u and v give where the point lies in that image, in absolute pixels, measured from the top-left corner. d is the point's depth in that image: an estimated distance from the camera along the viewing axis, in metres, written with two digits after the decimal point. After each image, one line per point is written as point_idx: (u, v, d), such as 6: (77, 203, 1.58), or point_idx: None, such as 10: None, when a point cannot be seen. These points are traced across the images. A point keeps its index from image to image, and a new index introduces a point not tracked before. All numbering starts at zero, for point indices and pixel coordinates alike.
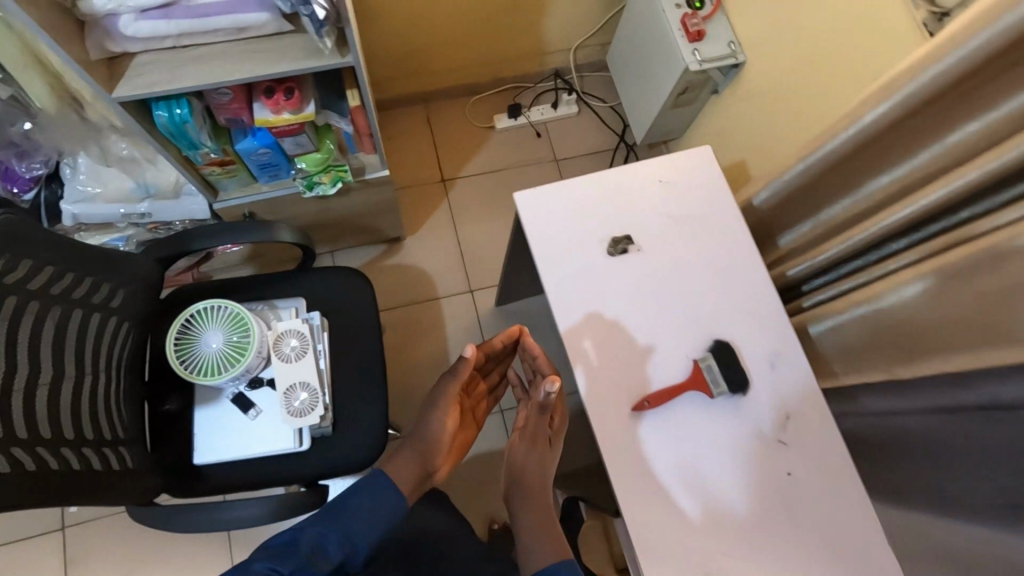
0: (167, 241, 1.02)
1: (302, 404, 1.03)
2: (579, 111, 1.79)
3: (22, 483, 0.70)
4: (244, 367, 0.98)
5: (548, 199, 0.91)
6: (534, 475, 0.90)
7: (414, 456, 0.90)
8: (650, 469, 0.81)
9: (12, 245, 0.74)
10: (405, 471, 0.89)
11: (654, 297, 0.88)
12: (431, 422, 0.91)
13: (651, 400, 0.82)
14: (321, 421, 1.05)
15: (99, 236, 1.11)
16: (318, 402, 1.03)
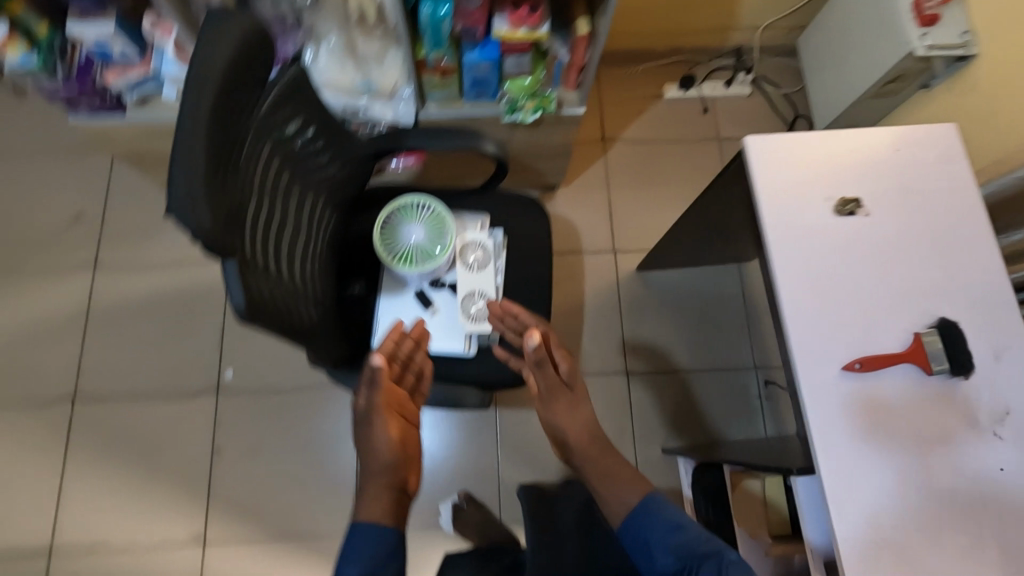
0: (385, 134, 1.05)
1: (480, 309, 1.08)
2: (750, 93, 1.74)
3: (276, 310, 0.75)
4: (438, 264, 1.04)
5: (778, 146, 0.89)
6: (569, 414, 0.94)
7: (382, 488, 0.80)
8: (853, 432, 0.78)
9: (287, 96, 0.79)
10: (377, 508, 0.78)
11: (876, 264, 0.85)
12: (369, 443, 0.83)
13: (865, 362, 0.79)
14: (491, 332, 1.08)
15: None
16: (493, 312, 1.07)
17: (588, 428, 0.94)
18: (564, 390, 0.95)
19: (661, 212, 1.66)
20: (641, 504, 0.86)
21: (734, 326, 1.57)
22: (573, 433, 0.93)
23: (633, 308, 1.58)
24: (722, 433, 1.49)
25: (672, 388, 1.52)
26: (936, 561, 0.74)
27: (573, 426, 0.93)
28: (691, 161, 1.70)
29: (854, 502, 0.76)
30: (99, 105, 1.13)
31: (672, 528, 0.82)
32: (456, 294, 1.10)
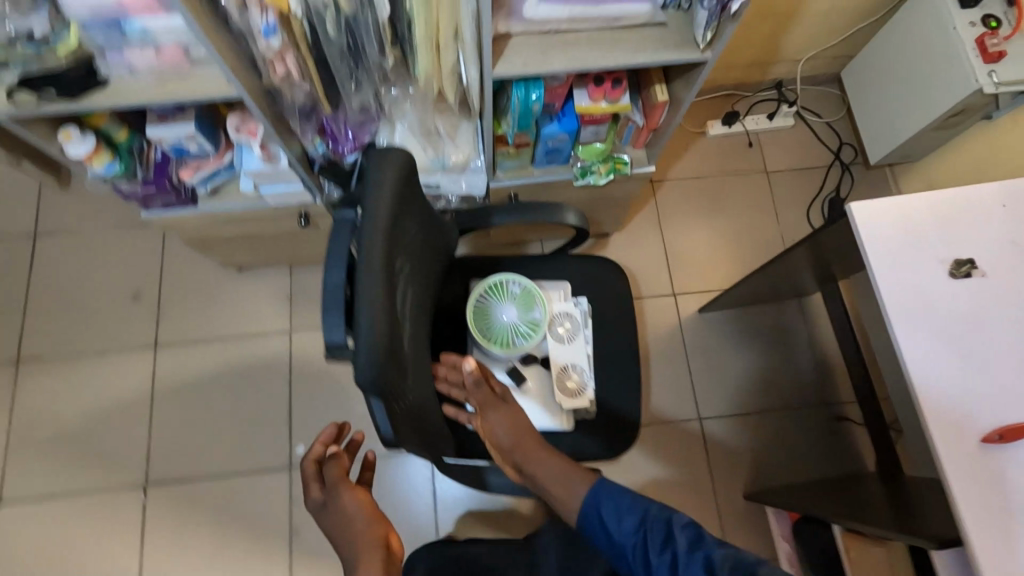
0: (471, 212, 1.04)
1: (575, 384, 1.06)
2: (794, 125, 1.74)
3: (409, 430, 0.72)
4: (535, 342, 1.04)
5: (886, 211, 0.88)
6: (507, 420, 0.86)
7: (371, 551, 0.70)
8: (1003, 506, 0.77)
9: (419, 207, 0.78)
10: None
11: (999, 327, 0.84)
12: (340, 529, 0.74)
13: (1005, 433, 0.78)
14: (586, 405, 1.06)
15: None
16: (588, 386, 1.06)
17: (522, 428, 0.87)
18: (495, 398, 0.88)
19: (717, 251, 1.65)
20: (591, 490, 0.80)
21: (803, 362, 1.56)
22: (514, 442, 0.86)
23: (698, 351, 1.56)
24: (802, 473, 1.47)
25: (747, 430, 1.50)
26: None
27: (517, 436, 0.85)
28: (741, 196, 1.70)
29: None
30: (171, 201, 1.11)
31: (623, 507, 0.78)
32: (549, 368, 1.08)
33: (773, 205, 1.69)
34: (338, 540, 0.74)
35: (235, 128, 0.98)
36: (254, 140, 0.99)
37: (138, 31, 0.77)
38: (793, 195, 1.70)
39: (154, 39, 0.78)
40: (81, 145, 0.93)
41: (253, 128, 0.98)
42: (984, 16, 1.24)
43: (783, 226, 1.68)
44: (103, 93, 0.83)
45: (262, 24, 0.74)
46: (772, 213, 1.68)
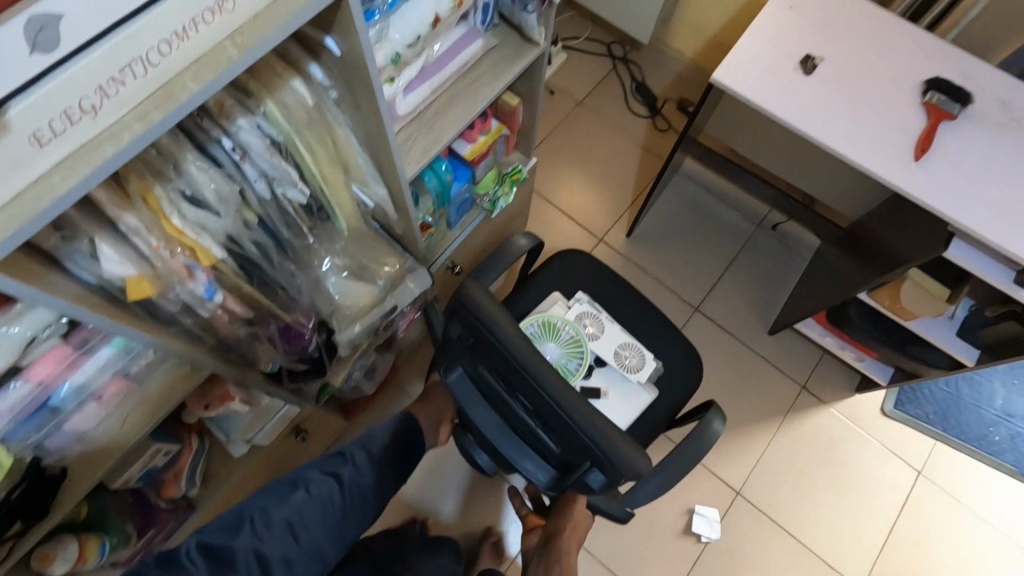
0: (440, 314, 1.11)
1: (635, 359, 1.14)
2: (568, 56, 1.93)
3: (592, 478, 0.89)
4: (587, 353, 1.12)
5: (734, 65, 1.04)
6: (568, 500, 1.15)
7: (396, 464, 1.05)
8: (959, 190, 0.96)
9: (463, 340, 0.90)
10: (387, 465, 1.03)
11: (862, 83, 1.03)
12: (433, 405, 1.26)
13: (924, 147, 0.98)
14: (654, 366, 1.14)
15: (348, 363, 1.12)
16: (643, 354, 1.14)
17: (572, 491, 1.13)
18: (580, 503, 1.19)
19: (599, 184, 1.80)
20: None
21: (720, 212, 1.77)
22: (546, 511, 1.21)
23: (652, 263, 1.70)
24: (785, 284, 1.69)
25: (730, 288, 1.68)
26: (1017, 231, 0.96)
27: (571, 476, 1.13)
28: (578, 133, 1.86)
29: (1011, 228, 0.94)
30: (173, 524, 0.96)
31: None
32: (605, 363, 1.15)
33: (605, 121, 1.87)
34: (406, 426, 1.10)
35: (202, 404, 0.88)
36: (231, 404, 0.89)
37: (68, 396, 0.63)
38: (611, 105, 1.89)
39: (90, 390, 0.65)
40: (66, 549, 0.77)
41: (224, 392, 0.88)
42: None
43: (623, 130, 1.87)
44: (71, 477, 0.69)
45: (201, 290, 0.65)
46: (610, 128, 1.86)
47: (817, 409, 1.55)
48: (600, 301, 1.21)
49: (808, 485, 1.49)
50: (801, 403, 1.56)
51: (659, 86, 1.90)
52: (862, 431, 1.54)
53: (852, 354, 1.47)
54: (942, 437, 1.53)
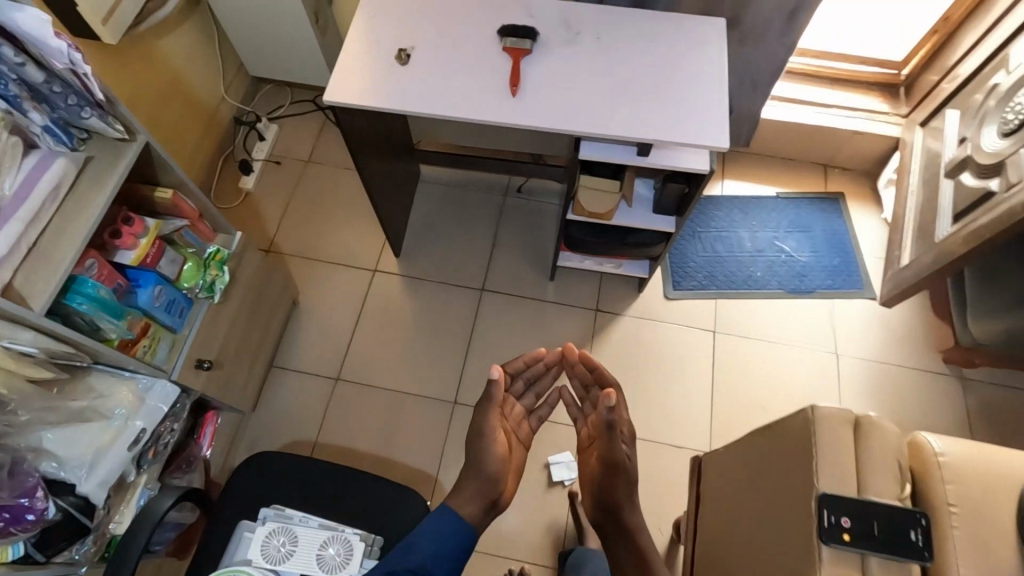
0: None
1: (341, 552, 1.02)
2: (280, 125, 1.99)
3: None
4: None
5: (338, 85, 1.14)
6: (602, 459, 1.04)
7: (472, 489, 1.03)
8: (557, 103, 1.12)
9: None
10: (466, 502, 1.02)
11: (448, 50, 1.17)
12: (485, 464, 1.05)
13: (515, 81, 1.12)
14: (365, 544, 1.03)
15: (130, 506, 1.13)
16: (348, 541, 1.02)
17: (612, 459, 1.03)
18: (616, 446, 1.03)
19: (356, 224, 1.86)
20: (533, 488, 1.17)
21: (470, 197, 1.89)
22: (592, 436, 1.21)
23: (430, 268, 1.78)
24: (547, 232, 1.84)
25: (504, 257, 1.80)
26: (616, 113, 1.11)
27: (608, 449, 1.02)
28: (318, 188, 1.91)
29: (605, 112, 1.11)
30: None
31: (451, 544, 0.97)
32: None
33: (338, 166, 1.95)
34: (473, 450, 1.08)
35: None
36: None
37: None
38: (338, 151, 1.97)
39: None
40: None
41: None
42: None
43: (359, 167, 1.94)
44: None
45: None
46: (345, 171, 1.94)
47: (614, 324, 1.71)
48: (294, 502, 1.10)
49: (633, 387, 1.63)
50: (600, 325, 1.70)
51: None
52: (655, 320, 1.71)
53: (611, 265, 1.62)
54: (718, 294, 1.74)
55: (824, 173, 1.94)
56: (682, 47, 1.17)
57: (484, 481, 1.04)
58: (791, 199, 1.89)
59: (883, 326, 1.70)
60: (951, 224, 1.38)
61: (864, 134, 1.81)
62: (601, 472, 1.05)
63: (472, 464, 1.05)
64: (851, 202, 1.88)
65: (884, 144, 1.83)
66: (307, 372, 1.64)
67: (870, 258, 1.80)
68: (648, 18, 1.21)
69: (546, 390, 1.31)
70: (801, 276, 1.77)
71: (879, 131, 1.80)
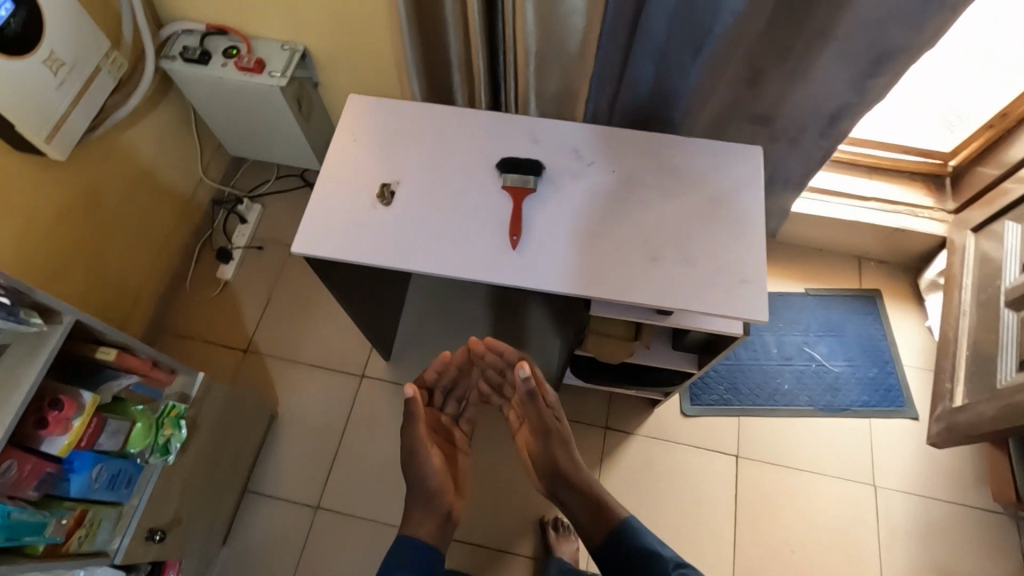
0: None
1: None
2: (262, 204, 1.83)
3: None
4: None
5: (307, 231, 0.98)
6: (537, 431, 1.11)
7: (424, 507, 1.07)
8: (563, 256, 0.95)
9: None
10: (422, 526, 1.06)
11: (438, 187, 1.01)
12: (422, 481, 1.08)
13: (516, 231, 0.96)
14: None
15: None
16: None
17: (547, 423, 1.11)
18: (552, 405, 1.13)
19: (344, 319, 1.70)
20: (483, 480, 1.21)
21: (469, 290, 1.73)
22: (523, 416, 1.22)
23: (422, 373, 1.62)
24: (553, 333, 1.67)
25: None
26: (633, 271, 0.94)
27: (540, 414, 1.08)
28: (303, 277, 1.75)
29: (620, 273, 0.94)
30: None
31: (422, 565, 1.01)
32: None
33: None
34: (413, 475, 1.09)
35: None
36: None
37: None
38: None
39: None
40: None
41: None
42: (223, 50, 1.40)
43: None
44: None
45: None
46: None
47: (625, 445, 1.54)
48: None
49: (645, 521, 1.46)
50: (610, 446, 1.53)
51: None
52: (672, 442, 1.54)
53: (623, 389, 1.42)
54: (741, 410, 1.57)
55: (858, 266, 1.76)
56: (712, 187, 1.01)
57: (429, 497, 1.08)
58: (821, 297, 1.72)
59: (928, 453, 1.52)
60: (1017, 371, 1.20)
61: (904, 231, 1.63)
62: (539, 442, 1.12)
63: (416, 481, 1.08)
64: (888, 302, 1.71)
65: (927, 241, 1.65)
66: (285, 498, 1.48)
67: (910, 369, 1.62)
68: (672, 149, 1.04)
69: (466, 391, 1.28)
70: (833, 391, 1.59)
71: (922, 228, 1.62)
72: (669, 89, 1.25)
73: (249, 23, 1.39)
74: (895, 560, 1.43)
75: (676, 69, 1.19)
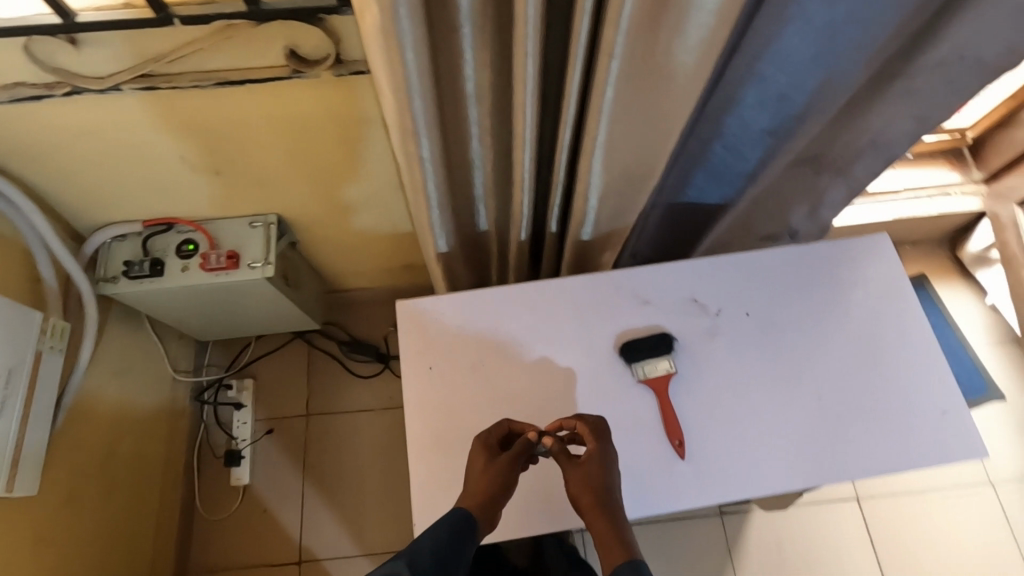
0: None
1: None
2: (253, 375, 1.54)
3: None
4: None
5: (422, 514, 0.78)
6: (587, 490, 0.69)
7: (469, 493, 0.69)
8: (744, 448, 0.79)
9: None
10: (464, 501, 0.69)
11: (559, 400, 0.81)
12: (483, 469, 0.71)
13: (677, 438, 0.78)
14: None
15: None
16: None
17: (604, 470, 0.70)
18: (602, 452, 0.71)
19: (398, 483, 1.46)
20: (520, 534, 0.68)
21: None
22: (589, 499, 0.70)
23: None
24: None
25: None
26: (828, 440, 0.79)
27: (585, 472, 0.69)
28: (332, 449, 1.49)
29: (814, 448, 0.79)
30: None
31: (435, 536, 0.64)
32: None
33: (347, 410, 1.52)
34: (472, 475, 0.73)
35: None
36: None
37: None
38: (340, 388, 1.54)
39: None
40: None
41: None
42: (177, 247, 1.09)
43: (373, 405, 1.53)
44: None
45: None
46: (358, 415, 1.52)
47: (747, 527, 1.42)
48: None
49: None
50: (733, 535, 1.42)
51: (368, 330, 1.58)
52: (792, 508, 1.43)
53: None
54: None
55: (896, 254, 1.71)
56: (861, 300, 0.86)
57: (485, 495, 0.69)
58: None
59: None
60: None
61: (942, 215, 1.58)
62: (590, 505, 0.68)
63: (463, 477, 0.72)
64: (937, 284, 1.67)
65: (963, 217, 1.61)
66: None
67: (980, 349, 1.59)
68: (797, 264, 0.89)
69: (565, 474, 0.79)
70: None
71: (957, 208, 1.58)
72: (732, 164, 1.09)
73: (202, 208, 1.09)
74: None
75: (744, 147, 1.04)
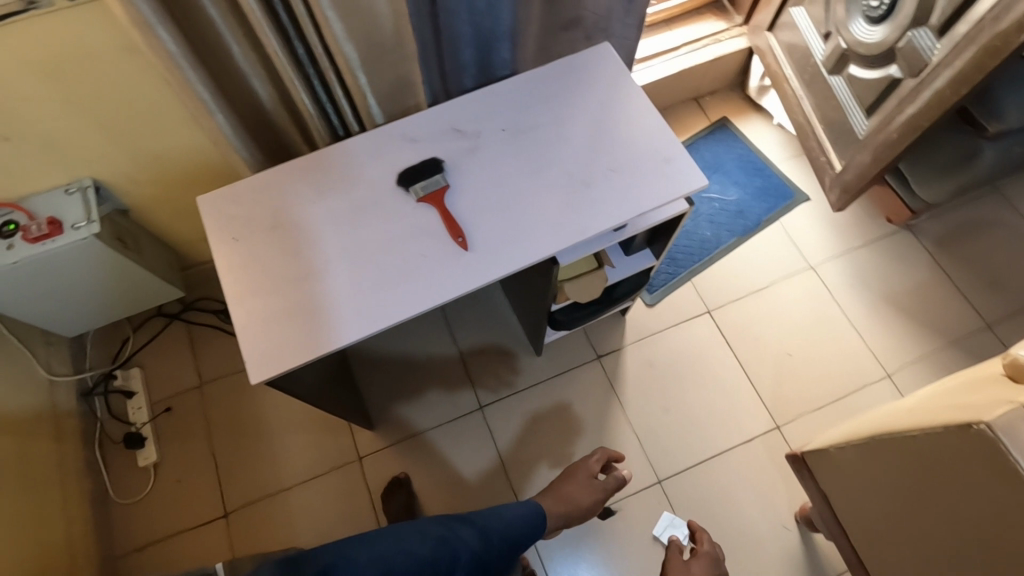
0: None
1: None
2: (138, 364, 1.57)
3: None
4: None
5: (252, 353, 0.86)
6: None
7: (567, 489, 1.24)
8: (516, 228, 0.93)
9: None
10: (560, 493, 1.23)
11: (356, 235, 0.93)
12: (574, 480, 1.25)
13: (458, 233, 0.91)
14: None
15: None
16: None
17: None
18: None
19: (304, 420, 1.54)
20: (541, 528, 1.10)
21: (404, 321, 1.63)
22: None
23: (412, 419, 1.54)
24: (507, 309, 1.65)
25: (480, 361, 1.59)
26: (583, 205, 0.94)
27: None
28: (233, 409, 1.54)
29: (573, 213, 0.94)
30: None
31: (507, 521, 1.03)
32: None
33: (240, 370, 1.58)
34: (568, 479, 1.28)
35: None
36: None
37: None
38: (227, 352, 1.60)
39: None
40: None
41: None
42: None
43: None
44: None
45: None
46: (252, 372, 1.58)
47: (622, 360, 1.60)
48: None
49: (674, 405, 1.55)
50: (612, 371, 1.58)
51: None
52: (655, 333, 1.62)
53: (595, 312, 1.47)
54: (690, 275, 1.69)
55: (699, 106, 1.93)
56: (592, 98, 1.03)
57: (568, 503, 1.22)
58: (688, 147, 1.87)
59: (831, 219, 1.76)
60: (868, 118, 1.41)
61: (719, 59, 1.80)
62: None
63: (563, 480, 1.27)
64: (737, 121, 1.90)
65: (739, 56, 1.84)
66: None
67: (783, 164, 1.83)
68: (538, 85, 1.05)
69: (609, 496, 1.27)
70: (743, 215, 1.76)
71: (729, 48, 1.80)
72: (490, 31, 1.24)
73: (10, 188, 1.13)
74: (860, 312, 1.65)
75: (489, 11, 1.18)
